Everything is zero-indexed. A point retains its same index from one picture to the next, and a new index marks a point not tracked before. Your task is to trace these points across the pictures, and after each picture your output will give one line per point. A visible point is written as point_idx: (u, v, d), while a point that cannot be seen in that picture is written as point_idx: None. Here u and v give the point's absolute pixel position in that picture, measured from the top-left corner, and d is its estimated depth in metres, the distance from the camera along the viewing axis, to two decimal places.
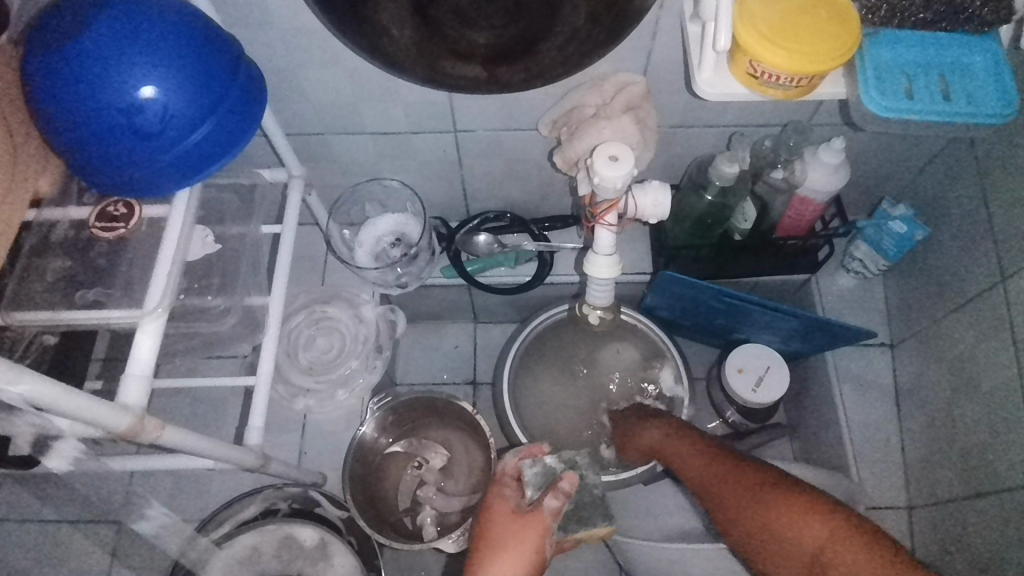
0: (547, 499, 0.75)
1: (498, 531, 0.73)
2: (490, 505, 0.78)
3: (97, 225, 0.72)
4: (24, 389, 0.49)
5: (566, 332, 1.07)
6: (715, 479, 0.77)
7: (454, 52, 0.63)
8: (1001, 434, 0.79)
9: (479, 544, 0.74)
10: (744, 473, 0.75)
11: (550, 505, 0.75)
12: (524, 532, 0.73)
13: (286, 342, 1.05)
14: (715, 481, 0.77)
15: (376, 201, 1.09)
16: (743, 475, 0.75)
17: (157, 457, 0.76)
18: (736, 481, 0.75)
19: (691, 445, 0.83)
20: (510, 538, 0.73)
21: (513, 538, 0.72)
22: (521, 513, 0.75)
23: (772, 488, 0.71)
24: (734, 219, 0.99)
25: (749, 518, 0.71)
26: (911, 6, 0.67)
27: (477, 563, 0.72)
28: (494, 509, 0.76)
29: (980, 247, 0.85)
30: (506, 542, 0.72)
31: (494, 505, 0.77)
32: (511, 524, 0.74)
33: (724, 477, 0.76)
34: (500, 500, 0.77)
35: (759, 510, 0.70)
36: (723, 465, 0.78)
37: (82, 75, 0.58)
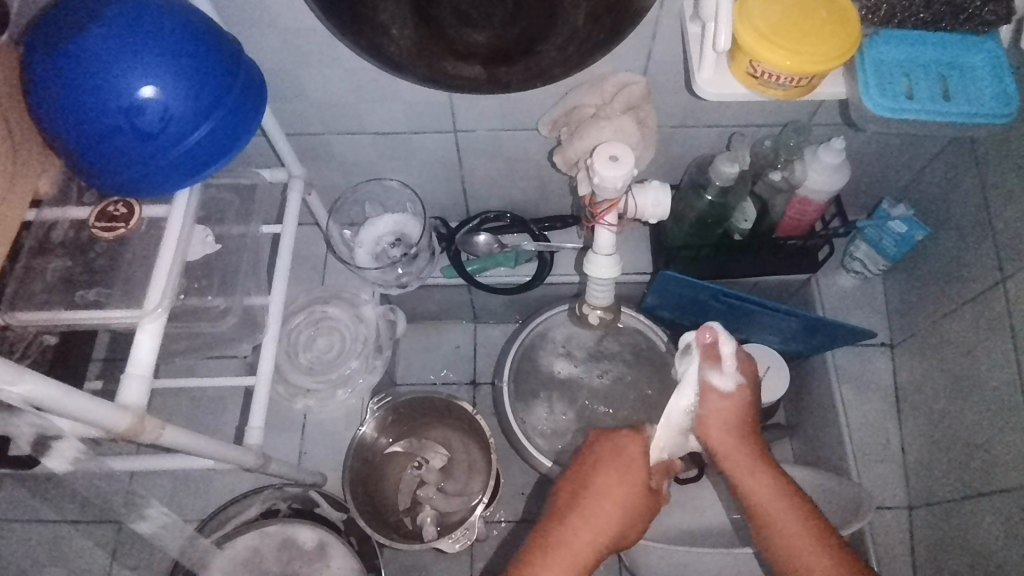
0: (659, 464, 0.74)
1: (616, 495, 0.70)
2: (611, 470, 0.71)
3: (96, 225, 0.72)
4: (25, 390, 0.49)
5: (565, 332, 1.08)
6: (736, 456, 0.70)
7: (454, 52, 0.63)
8: (1001, 433, 0.79)
9: (591, 502, 0.69)
10: (763, 456, 0.70)
11: (661, 483, 0.74)
12: (645, 496, 0.71)
13: (286, 342, 1.05)
14: (735, 451, 0.71)
15: (376, 201, 1.09)
16: (765, 468, 0.69)
17: (156, 457, 0.76)
18: (754, 469, 0.69)
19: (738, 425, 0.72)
20: (624, 499, 0.70)
21: (615, 491, 0.70)
22: (639, 467, 0.71)
23: (789, 492, 0.68)
24: (734, 219, 0.99)
25: (773, 540, 0.66)
26: (911, 6, 0.67)
27: (585, 522, 0.68)
28: (618, 463, 0.72)
29: (980, 246, 0.85)
30: (618, 502, 0.69)
31: (621, 461, 0.72)
32: (620, 462, 0.72)
33: (744, 454, 0.70)
34: (635, 455, 0.72)
35: (773, 500, 0.67)
36: (752, 439, 0.72)
37: (83, 76, 0.58)
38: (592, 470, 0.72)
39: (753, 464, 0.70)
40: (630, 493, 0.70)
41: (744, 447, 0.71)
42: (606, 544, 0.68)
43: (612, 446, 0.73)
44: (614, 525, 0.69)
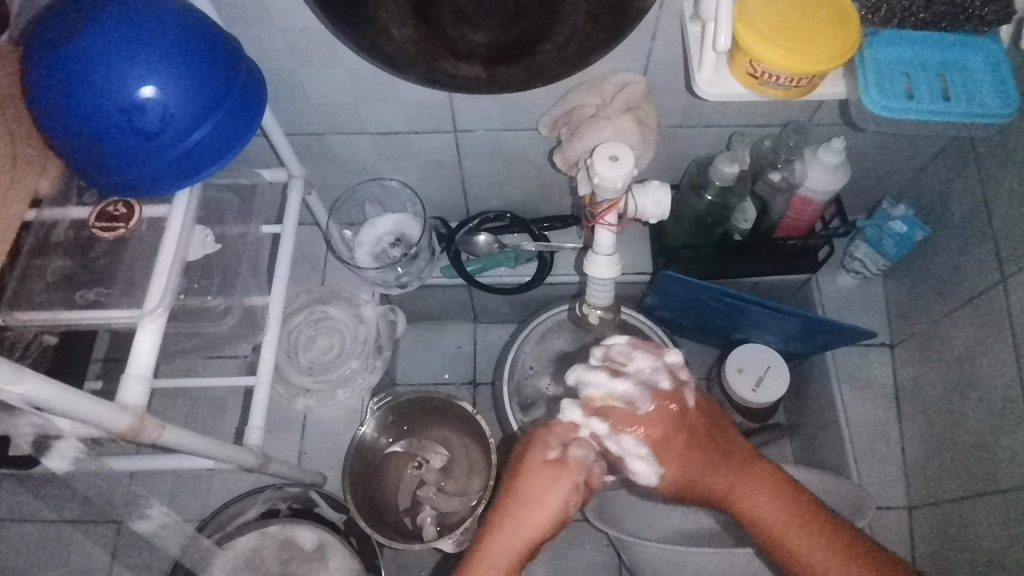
0: (575, 452, 0.69)
1: (531, 495, 0.67)
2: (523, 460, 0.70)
3: (96, 225, 0.72)
4: (25, 390, 0.49)
5: (565, 332, 1.08)
6: (709, 470, 0.72)
7: (454, 53, 0.63)
8: (1001, 434, 0.79)
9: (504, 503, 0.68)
10: (725, 456, 0.73)
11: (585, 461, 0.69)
12: (555, 483, 0.68)
13: (286, 342, 1.05)
14: (706, 466, 0.72)
15: (376, 201, 1.09)
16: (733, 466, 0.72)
17: (157, 457, 0.76)
18: (722, 469, 0.72)
19: (710, 448, 0.73)
20: (537, 495, 0.67)
21: (539, 497, 0.68)
22: (556, 466, 0.68)
23: (768, 488, 0.71)
24: (734, 219, 1.00)
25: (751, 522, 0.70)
26: (911, 6, 0.67)
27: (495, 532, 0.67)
28: (528, 457, 0.70)
29: (981, 247, 0.85)
30: (534, 502, 0.67)
31: (533, 457, 0.69)
32: (536, 462, 0.69)
33: (716, 468, 0.72)
34: (551, 455, 0.69)
35: (750, 496, 0.70)
36: (724, 457, 0.72)
37: (82, 76, 0.58)
38: (515, 480, 0.69)
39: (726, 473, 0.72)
40: (548, 493, 0.67)
41: (717, 463, 0.72)
42: (528, 546, 0.66)
43: (530, 444, 0.71)
44: (526, 534, 0.66)
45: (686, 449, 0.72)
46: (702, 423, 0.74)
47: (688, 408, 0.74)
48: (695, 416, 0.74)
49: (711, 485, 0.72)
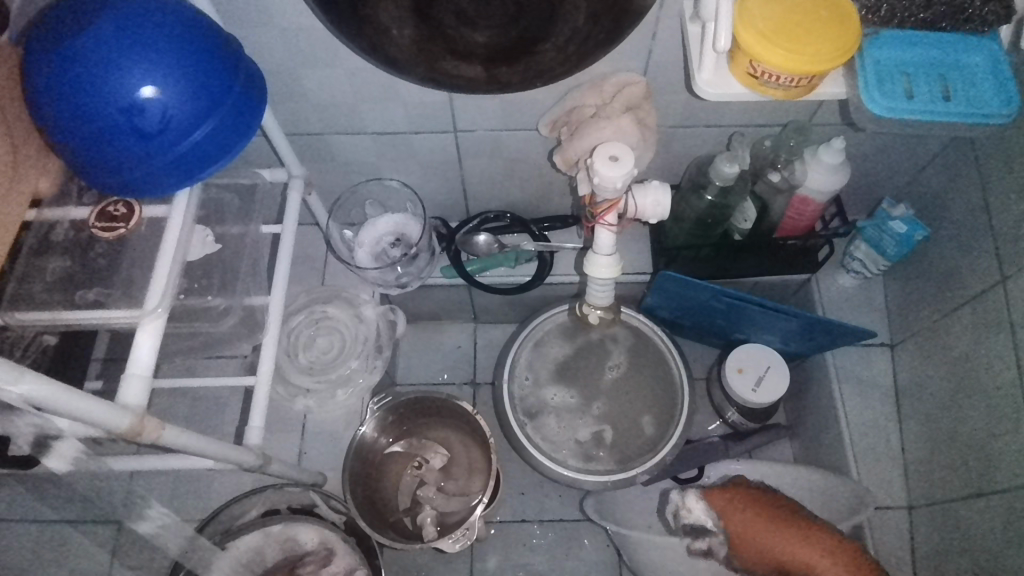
0: None
1: None
2: None
3: (96, 225, 0.72)
4: (24, 390, 0.49)
5: (565, 333, 1.09)
6: (771, 538, 0.89)
7: (454, 52, 0.63)
8: (1001, 435, 0.79)
9: None
10: (781, 520, 0.90)
11: None
12: None
13: (286, 342, 1.06)
14: (767, 535, 0.90)
15: (376, 201, 1.09)
16: (791, 529, 0.89)
17: (157, 457, 0.76)
18: (787, 536, 0.89)
19: (761, 518, 0.91)
20: None
21: None
22: None
23: (819, 540, 0.87)
24: (734, 219, 1.00)
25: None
26: (911, 6, 0.67)
27: None
28: None
29: (980, 248, 0.85)
30: None
31: None
32: None
33: (777, 538, 0.89)
34: None
35: (819, 559, 0.86)
36: (777, 526, 0.90)
37: (83, 76, 0.58)
38: None
39: (783, 535, 0.89)
40: None
41: (779, 532, 0.89)
42: None
43: None
44: None
45: (741, 526, 0.91)
46: (745, 499, 0.93)
47: (725, 508, 0.93)
48: (747, 499, 0.93)
49: (779, 555, 0.88)
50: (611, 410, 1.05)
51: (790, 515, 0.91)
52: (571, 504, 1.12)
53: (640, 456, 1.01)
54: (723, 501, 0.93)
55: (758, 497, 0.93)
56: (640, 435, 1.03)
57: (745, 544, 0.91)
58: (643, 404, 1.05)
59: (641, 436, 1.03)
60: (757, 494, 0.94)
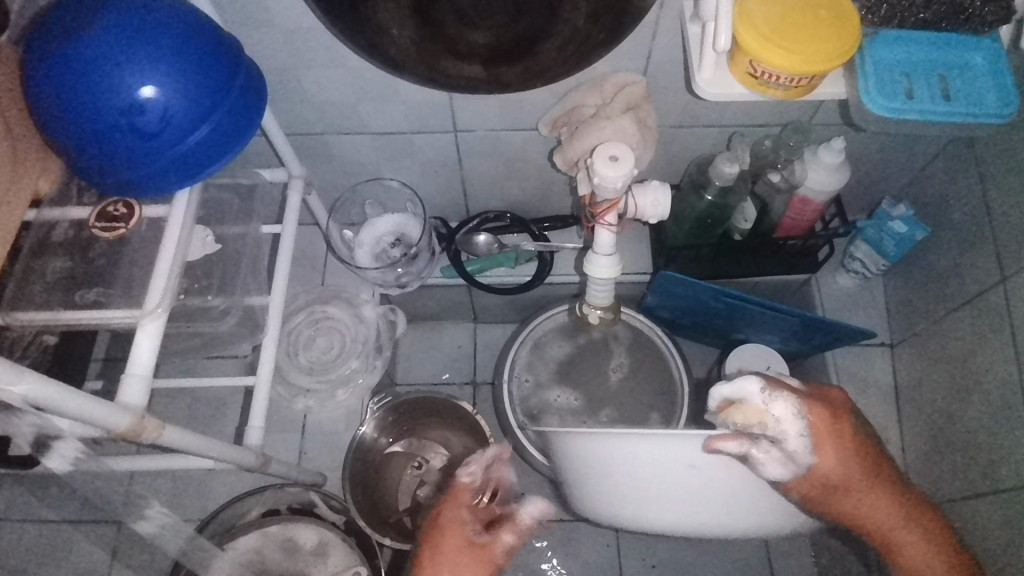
0: None
1: None
2: None
3: (97, 225, 0.72)
4: (24, 389, 0.49)
5: (562, 334, 1.09)
6: (869, 509, 0.65)
7: (454, 53, 0.63)
8: (1001, 434, 0.79)
9: None
10: (875, 480, 0.66)
11: None
12: None
13: (286, 342, 1.06)
14: (866, 509, 0.65)
15: (376, 201, 1.09)
16: (890, 494, 0.66)
17: (158, 457, 0.76)
18: (885, 505, 0.66)
19: (856, 470, 0.64)
20: None
21: None
22: None
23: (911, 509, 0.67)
24: (734, 219, 1.00)
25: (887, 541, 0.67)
26: (911, 6, 0.67)
27: None
28: None
29: (980, 248, 0.85)
30: None
31: None
32: None
33: (864, 493, 0.65)
34: None
35: (904, 534, 0.67)
36: (871, 479, 0.65)
37: (82, 76, 0.58)
38: None
39: (885, 506, 0.66)
40: None
41: (872, 491, 0.65)
42: None
43: None
44: None
45: (825, 466, 0.62)
46: (842, 435, 0.64)
47: (819, 436, 0.62)
48: (839, 437, 0.64)
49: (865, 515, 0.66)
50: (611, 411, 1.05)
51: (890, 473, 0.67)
52: None
53: None
54: (816, 427, 0.63)
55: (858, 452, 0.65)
56: None
57: (824, 483, 0.63)
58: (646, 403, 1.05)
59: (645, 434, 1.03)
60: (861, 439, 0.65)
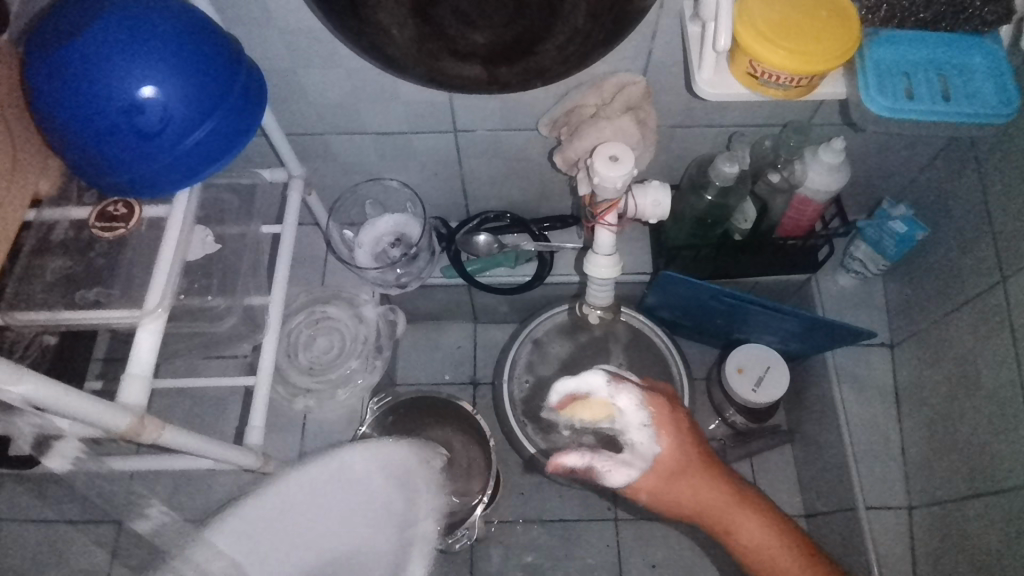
0: None
1: None
2: None
3: (96, 225, 0.72)
4: (25, 390, 0.49)
5: (563, 334, 1.09)
6: (686, 494, 0.75)
7: (454, 52, 0.63)
8: (1000, 434, 0.79)
9: None
10: (717, 475, 0.76)
11: None
12: None
13: (286, 342, 1.06)
14: (682, 492, 0.74)
15: (376, 201, 1.09)
16: (718, 484, 0.75)
17: (157, 457, 0.76)
18: (711, 490, 0.75)
19: (691, 467, 0.75)
20: None
21: None
22: None
23: (761, 514, 0.75)
24: (734, 219, 1.00)
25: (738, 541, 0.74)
26: (911, 6, 0.67)
27: None
28: None
29: (980, 248, 0.85)
30: None
31: None
32: None
33: (690, 482, 0.75)
34: None
35: (750, 525, 0.74)
36: (710, 472, 0.76)
37: (82, 76, 0.58)
38: None
39: (710, 492, 0.75)
40: None
41: (705, 483, 0.75)
42: None
43: None
44: None
45: (665, 465, 0.75)
46: (683, 433, 0.76)
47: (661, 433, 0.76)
48: (674, 446, 0.75)
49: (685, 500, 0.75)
50: None
51: (729, 476, 0.77)
52: (571, 505, 1.12)
53: None
54: (660, 423, 0.76)
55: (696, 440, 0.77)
56: None
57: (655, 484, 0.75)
58: None
59: None
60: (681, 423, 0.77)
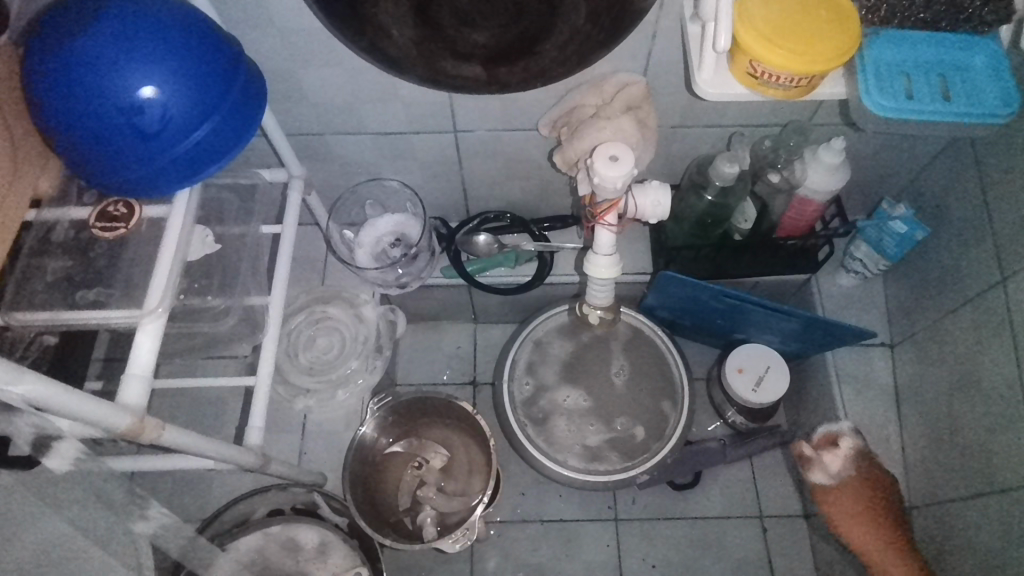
0: None
1: None
2: None
3: (96, 225, 0.72)
4: (24, 390, 0.49)
5: (563, 334, 1.09)
6: (854, 525, 0.94)
7: (454, 53, 0.63)
8: (1001, 434, 0.79)
9: None
10: (876, 521, 0.93)
11: None
12: None
13: (286, 342, 1.06)
14: (851, 522, 0.94)
15: (376, 201, 1.09)
16: (881, 530, 0.92)
17: (157, 457, 0.76)
18: (875, 535, 0.92)
19: (857, 509, 0.94)
20: None
21: None
22: None
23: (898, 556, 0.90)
24: (734, 219, 1.00)
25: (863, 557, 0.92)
26: (911, 6, 0.67)
27: None
28: None
29: (980, 248, 0.85)
30: None
31: None
32: None
33: (859, 526, 0.93)
34: None
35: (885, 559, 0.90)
36: (862, 525, 0.93)
37: (83, 76, 0.58)
38: None
39: (878, 536, 0.92)
40: None
41: (859, 524, 0.93)
42: None
43: None
44: None
45: (846, 497, 0.95)
46: (862, 485, 0.95)
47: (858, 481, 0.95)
48: (854, 485, 0.95)
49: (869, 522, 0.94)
50: (612, 410, 1.05)
51: (886, 508, 0.93)
52: (571, 505, 1.12)
53: (640, 457, 1.01)
54: (853, 488, 0.95)
55: (872, 486, 0.94)
56: (639, 436, 1.03)
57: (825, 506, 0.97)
58: (645, 408, 1.05)
59: (639, 437, 1.03)
60: (870, 476, 0.95)
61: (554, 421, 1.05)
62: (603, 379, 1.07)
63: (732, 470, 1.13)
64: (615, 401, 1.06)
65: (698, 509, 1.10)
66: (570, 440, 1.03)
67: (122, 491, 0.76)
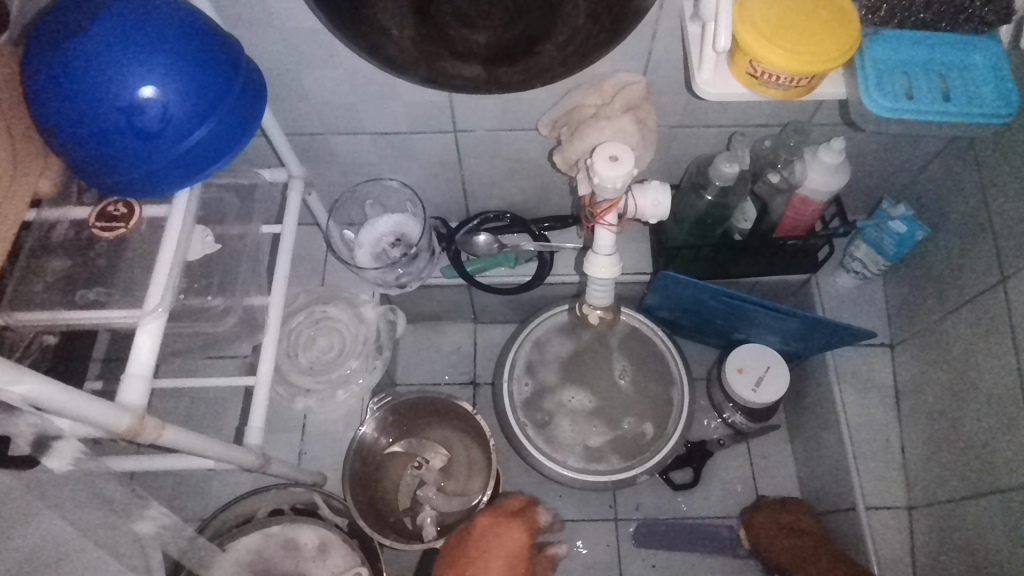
0: None
1: None
2: None
3: (96, 225, 0.72)
4: (24, 390, 0.49)
5: (563, 334, 1.09)
6: (772, 542, 1.02)
7: (454, 53, 0.63)
8: (1000, 433, 0.80)
9: None
10: (789, 531, 1.02)
11: None
12: None
13: (286, 342, 1.06)
14: (771, 539, 1.02)
15: (376, 201, 1.09)
16: (791, 537, 1.01)
17: (155, 456, 0.76)
18: (785, 543, 1.01)
19: (773, 530, 1.03)
20: None
21: None
22: None
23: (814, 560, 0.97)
24: (734, 219, 1.00)
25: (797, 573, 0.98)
26: (911, 6, 0.67)
27: None
28: None
29: (980, 248, 0.85)
30: None
31: None
32: None
33: (778, 539, 1.02)
34: None
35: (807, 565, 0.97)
36: (779, 539, 1.01)
37: (83, 76, 0.58)
38: None
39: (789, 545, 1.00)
40: None
41: (778, 538, 1.02)
42: None
43: None
44: None
45: (761, 524, 1.04)
46: (773, 514, 1.04)
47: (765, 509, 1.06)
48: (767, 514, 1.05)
49: (780, 554, 1.01)
50: (612, 409, 1.05)
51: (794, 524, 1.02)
52: (571, 505, 1.12)
53: (640, 456, 1.01)
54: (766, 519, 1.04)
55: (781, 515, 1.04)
56: (639, 437, 1.03)
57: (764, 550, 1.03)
58: (644, 409, 1.05)
59: (639, 438, 1.03)
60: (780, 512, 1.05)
61: (554, 421, 1.05)
62: (603, 379, 1.07)
63: (732, 470, 1.13)
64: (615, 402, 1.06)
65: (698, 508, 1.10)
66: (571, 440, 1.03)
67: (123, 491, 0.76)
